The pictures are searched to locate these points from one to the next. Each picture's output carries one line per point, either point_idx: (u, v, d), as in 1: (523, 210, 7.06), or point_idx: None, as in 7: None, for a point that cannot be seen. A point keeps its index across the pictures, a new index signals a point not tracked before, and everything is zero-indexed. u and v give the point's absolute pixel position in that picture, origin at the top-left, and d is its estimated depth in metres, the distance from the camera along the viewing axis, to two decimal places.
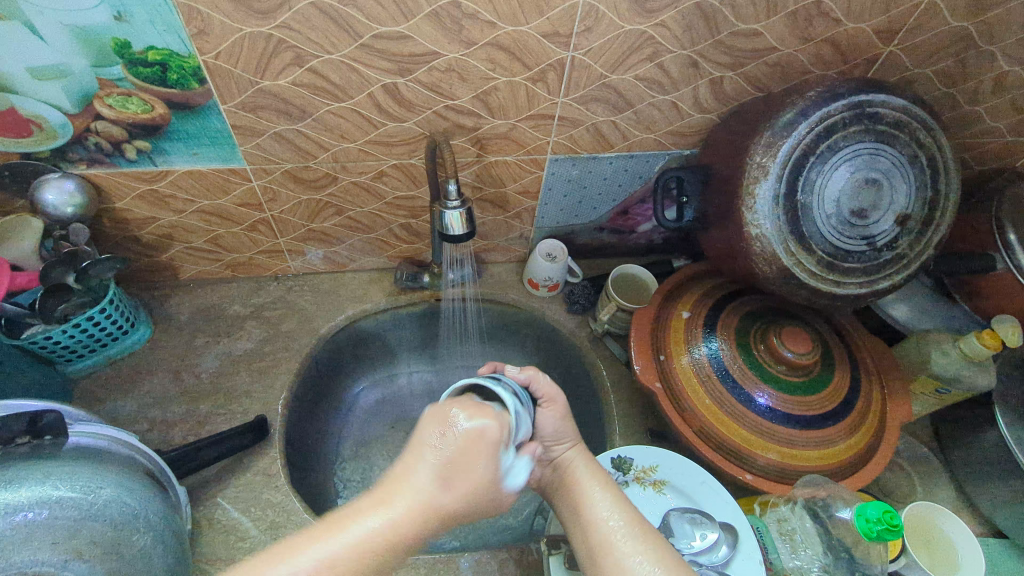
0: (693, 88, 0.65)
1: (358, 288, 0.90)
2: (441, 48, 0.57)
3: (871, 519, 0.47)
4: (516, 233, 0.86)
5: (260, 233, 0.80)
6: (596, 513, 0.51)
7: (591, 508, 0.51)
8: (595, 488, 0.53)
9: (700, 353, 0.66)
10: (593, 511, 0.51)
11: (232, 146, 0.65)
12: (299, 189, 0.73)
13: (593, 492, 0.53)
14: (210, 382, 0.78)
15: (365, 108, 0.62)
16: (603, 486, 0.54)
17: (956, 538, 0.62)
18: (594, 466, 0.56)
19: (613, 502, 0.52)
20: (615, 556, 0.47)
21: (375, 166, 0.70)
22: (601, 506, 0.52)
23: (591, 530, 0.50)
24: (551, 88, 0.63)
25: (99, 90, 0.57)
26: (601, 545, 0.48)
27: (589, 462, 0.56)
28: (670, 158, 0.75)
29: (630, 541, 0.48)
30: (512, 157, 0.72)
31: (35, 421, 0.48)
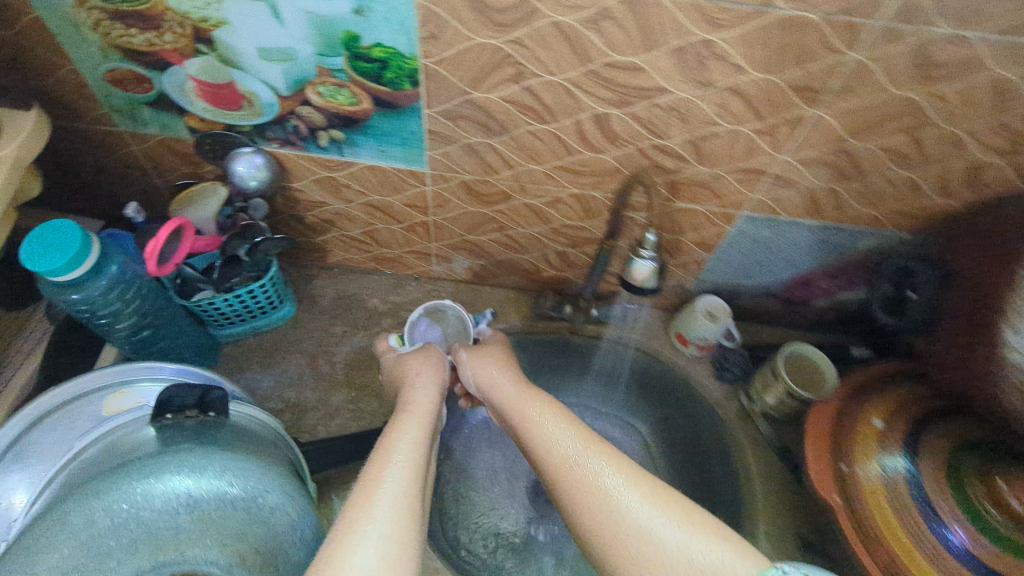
0: (945, 168, 0.56)
1: (495, 305, 0.87)
2: (672, 85, 0.51)
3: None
4: (673, 281, 0.80)
5: (416, 234, 0.79)
6: (604, 483, 0.49)
7: (591, 474, 0.50)
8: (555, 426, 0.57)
9: (894, 471, 0.56)
10: (601, 486, 0.48)
11: (419, 149, 0.64)
12: (470, 201, 0.70)
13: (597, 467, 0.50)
14: (341, 373, 0.78)
15: (567, 134, 0.58)
16: (593, 453, 0.52)
17: None
18: (573, 427, 0.57)
19: (607, 462, 0.51)
20: (638, 533, 0.44)
21: (554, 192, 0.66)
22: (607, 476, 0.49)
23: (601, 503, 0.47)
24: (776, 143, 0.56)
25: (315, 77, 0.57)
26: (619, 520, 0.45)
27: (569, 428, 0.57)
28: (881, 238, 0.65)
29: (648, 507, 0.46)
30: (703, 207, 0.65)
31: (203, 397, 0.53)
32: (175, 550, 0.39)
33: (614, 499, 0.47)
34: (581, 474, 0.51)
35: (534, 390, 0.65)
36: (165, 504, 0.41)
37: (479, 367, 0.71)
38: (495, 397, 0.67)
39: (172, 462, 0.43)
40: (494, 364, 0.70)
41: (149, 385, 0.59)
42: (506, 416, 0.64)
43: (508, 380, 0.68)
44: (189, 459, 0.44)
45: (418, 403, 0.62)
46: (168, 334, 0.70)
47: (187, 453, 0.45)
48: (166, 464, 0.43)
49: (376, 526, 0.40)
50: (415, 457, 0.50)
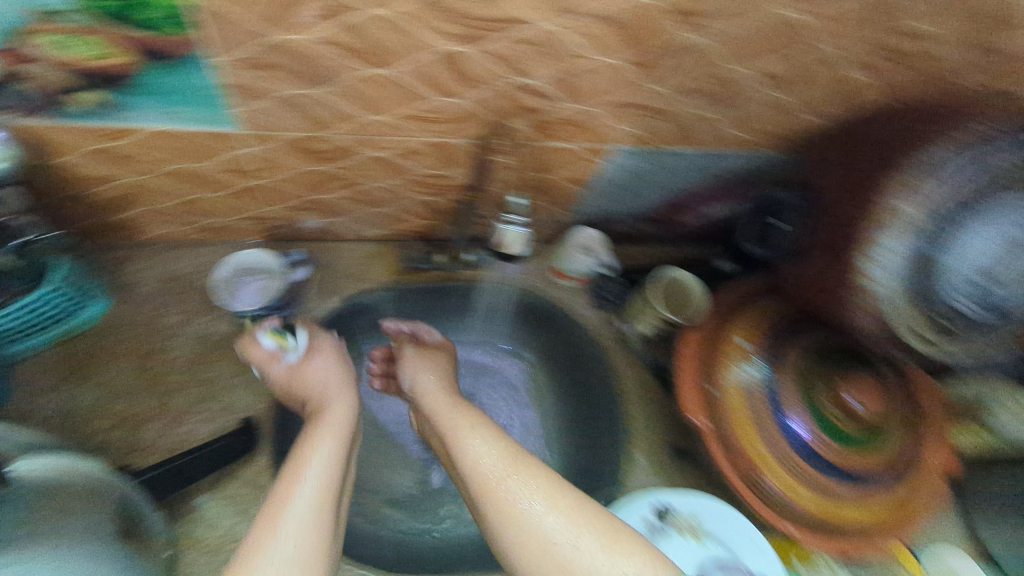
0: (813, 89, 0.53)
1: (361, 262, 0.78)
2: (530, 15, 0.41)
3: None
4: (548, 216, 0.76)
5: (247, 200, 0.65)
6: (478, 460, 0.58)
7: (469, 454, 0.59)
8: (476, 444, 0.60)
9: (752, 380, 0.64)
10: (481, 476, 0.56)
11: (219, 107, 0.48)
12: (301, 159, 0.57)
13: (479, 449, 0.59)
14: (188, 370, 0.67)
15: (407, 77, 0.47)
16: (479, 435, 0.61)
17: None
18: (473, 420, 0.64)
19: (486, 442, 0.60)
20: (492, 494, 0.54)
21: (404, 142, 0.56)
22: (477, 445, 0.59)
23: (473, 478, 0.56)
24: (648, 74, 0.49)
25: (34, 25, 0.39)
26: (482, 488, 0.55)
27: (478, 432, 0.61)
28: (751, 159, 0.64)
29: (525, 488, 0.53)
30: (573, 145, 0.59)
31: None
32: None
33: (495, 496, 0.53)
34: (482, 476, 0.56)
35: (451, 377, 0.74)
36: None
37: (416, 369, 0.73)
38: (313, 382, 0.68)
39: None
40: (429, 378, 0.72)
41: None
42: (331, 396, 0.67)
43: (433, 381, 0.72)
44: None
45: (313, 407, 0.65)
46: None
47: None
48: None
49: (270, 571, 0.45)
50: (328, 458, 0.58)
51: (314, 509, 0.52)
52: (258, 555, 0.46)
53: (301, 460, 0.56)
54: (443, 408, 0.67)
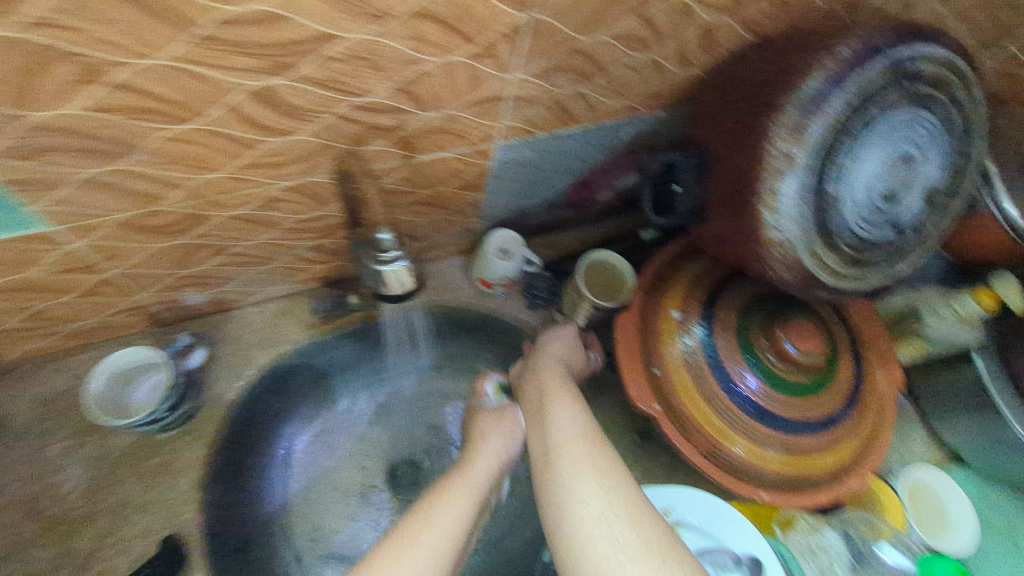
0: (681, 41, 0.49)
1: (267, 323, 0.70)
2: (335, 29, 0.35)
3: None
4: (457, 228, 0.70)
5: (106, 294, 0.56)
6: (559, 434, 0.53)
7: (552, 426, 0.54)
8: (570, 425, 0.54)
9: (692, 344, 0.61)
10: (559, 447, 0.51)
11: (12, 209, 0.41)
12: (147, 237, 0.50)
13: (564, 423, 0.54)
14: (89, 503, 0.58)
15: (225, 126, 0.40)
16: (570, 405, 0.57)
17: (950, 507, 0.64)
18: (558, 386, 0.60)
19: (576, 416, 0.55)
20: (559, 483, 0.48)
21: (260, 193, 0.49)
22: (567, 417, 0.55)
23: (556, 448, 0.51)
24: (500, 64, 0.44)
25: None
26: (553, 465, 0.50)
27: (567, 400, 0.57)
28: (641, 124, 0.61)
29: (588, 470, 0.48)
30: (449, 153, 0.53)
31: None
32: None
33: (564, 481, 0.48)
34: (567, 446, 0.51)
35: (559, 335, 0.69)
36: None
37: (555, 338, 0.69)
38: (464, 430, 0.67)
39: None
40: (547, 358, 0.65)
41: None
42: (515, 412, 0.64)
43: (555, 365, 0.64)
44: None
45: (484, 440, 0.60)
46: None
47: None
48: None
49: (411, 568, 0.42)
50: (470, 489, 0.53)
51: (438, 533, 0.46)
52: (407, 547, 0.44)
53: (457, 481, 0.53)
54: (545, 377, 0.62)
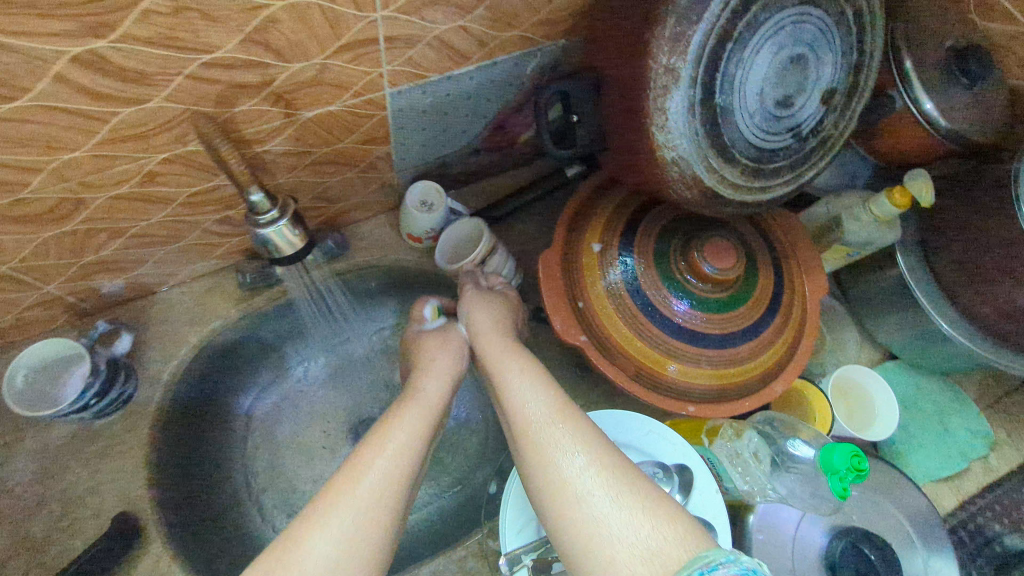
0: None
1: (195, 303, 0.69)
2: None
3: (841, 472, 0.43)
4: (374, 185, 0.68)
5: (7, 290, 0.55)
6: (520, 398, 0.50)
7: (513, 390, 0.52)
8: (532, 390, 0.51)
9: (615, 278, 0.61)
10: (524, 418, 0.48)
11: None
12: (27, 228, 0.48)
13: (523, 389, 0.51)
14: (36, 496, 0.59)
15: (63, 98, 0.38)
16: (522, 368, 0.54)
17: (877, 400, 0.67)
18: (514, 352, 0.57)
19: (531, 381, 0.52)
20: (533, 445, 0.46)
21: (136, 169, 0.47)
22: (522, 383, 0.52)
23: (519, 417, 0.49)
24: (359, 3, 0.41)
25: None
26: (523, 428, 0.48)
27: (519, 365, 0.54)
28: (543, 55, 0.58)
29: (558, 431, 0.46)
30: (336, 106, 0.51)
31: None
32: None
33: (539, 441, 0.46)
34: (531, 414, 0.48)
35: (502, 300, 0.65)
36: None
37: (474, 305, 0.63)
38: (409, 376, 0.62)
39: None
40: (489, 326, 0.61)
41: None
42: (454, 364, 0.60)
43: (487, 335, 0.60)
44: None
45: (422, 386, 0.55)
46: None
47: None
48: None
49: (348, 514, 0.39)
50: (412, 433, 0.47)
51: (379, 486, 0.42)
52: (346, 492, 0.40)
53: (393, 427, 0.47)
54: (500, 342, 0.59)
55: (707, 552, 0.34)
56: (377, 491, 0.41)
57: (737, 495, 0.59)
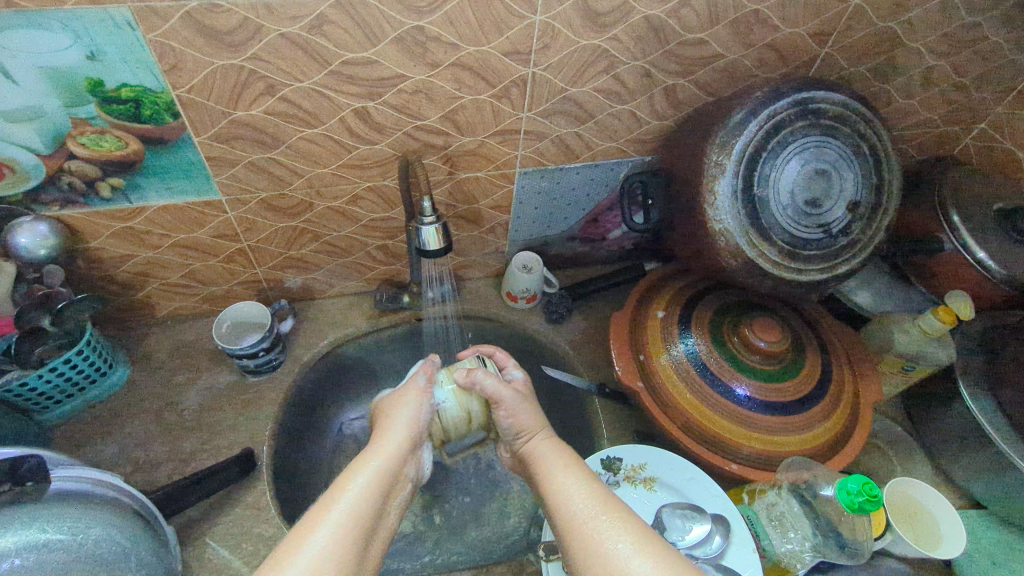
0: (649, 96, 0.69)
1: (339, 312, 0.90)
2: (407, 71, 0.59)
3: (853, 491, 0.49)
4: (491, 248, 0.89)
5: (238, 264, 0.80)
6: (565, 494, 0.49)
7: (557, 484, 0.51)
8: (569, 479, 0.51)
9: (677, 349, 0.69)
10: (566, 505, 0.48)
11: (206, 178, 0.66)
12: (275, 217, 0.74)
13: (569, 485, 0.50)
14: (194, 419, 0.77)
15: (336, 132, 0.64)
16: (570, 471, 0.52)
17: (948, 536, 0.62)
18: (559, 451, 0.56)
19: (578, 481, 0.50)
20: (576, 528, 0.46)
21: (350, 190, 0.72)
22: (570, 484, 0.50)
23: (558, 512, 0.48)
24: (514, 104, 0.66)
25: (72, 129, 0.57)
26: (568, 523, 0.47)
27: (573, 471, 0.52)
28: (633, 165, 0.79)
29: (606, 523, 0.45)
30: (482, 173, 0.75)
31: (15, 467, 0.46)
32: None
33: (580, 533, 0.45)
34: (571, 512, 0.47)
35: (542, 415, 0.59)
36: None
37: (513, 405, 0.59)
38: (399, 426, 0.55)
39: None
40: (549, 449, 0.56)
41: None
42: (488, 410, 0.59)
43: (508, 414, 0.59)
44: None
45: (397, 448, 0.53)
46: None
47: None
48: None
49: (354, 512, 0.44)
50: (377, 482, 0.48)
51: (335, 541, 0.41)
52: (326, 518, 0.42)
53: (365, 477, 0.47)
54: (566, 469, 0.52)
55: None
56: (349, 521, 0.43)
57: (774, 560, 0.60)
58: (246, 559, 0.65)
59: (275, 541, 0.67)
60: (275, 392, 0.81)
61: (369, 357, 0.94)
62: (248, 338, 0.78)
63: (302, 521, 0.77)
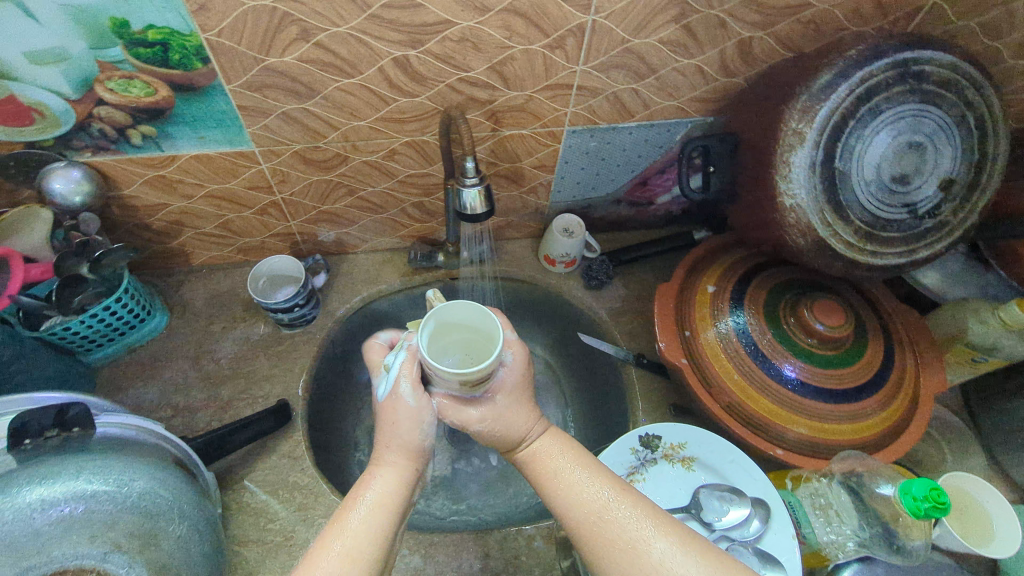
0: (720, 50, 0.61)
1: (371, 268, 0.89)
2: (454, 16, 0.53)
3: (919, 497, 0.47)
4: (530, 208, 0.85)
5: (271, 216, 0.78)
6: (581, 492, 0.47)
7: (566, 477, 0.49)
8: (578, 473, 0.49)
9: (726, 327, 0.65)
10: (583, 502, 0.47)
11: (239, 128, 0.63)
12: (309, 170, 0.71)
13: (579, 476, 0.49)
14: (230, 368, 0.78)
15: (375, 83, 0.59)
16: (579, 464, 0.50)
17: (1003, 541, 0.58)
18: (561, 442, 0.52)
19: (593, 477, 0.49)
20: (605, 527, 0.45)
21: (387, 144, 0.68)
22: (582, 478, 0.48)
23: (580, 510, 0.46)
24: (569, 55, 0.60)
25: (99, 73, 0.54)
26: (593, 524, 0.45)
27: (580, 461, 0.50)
28: (692, 126, 0.72)
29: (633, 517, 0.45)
30: (527, 130, 0.69)
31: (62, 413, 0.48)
32: (39, 554, 0.40)
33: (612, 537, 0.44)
34: (589, 509, 0.46)
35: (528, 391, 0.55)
36: (17, 514, 0.41)
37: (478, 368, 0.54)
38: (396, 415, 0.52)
39: (18, 480, 0.42)
40: (554, 439, 0.52)
41: None
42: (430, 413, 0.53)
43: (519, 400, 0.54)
44: (35, 474, 0.43)
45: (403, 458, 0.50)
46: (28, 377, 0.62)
47: (35, 468, 0.44)
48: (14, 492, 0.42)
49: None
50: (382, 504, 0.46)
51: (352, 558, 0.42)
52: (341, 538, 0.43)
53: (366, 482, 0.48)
54: (574, 460, 0.50)
55: None
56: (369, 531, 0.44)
57: (815, 547, 0.59)
58: (283, 506, 0.67)
59: (310, 490, 0.68)
60: (308, 345, 0.81)
61: (400, 312, 0.92)
62: (284, 292, 0.78)
63: (336, 470, 0.79)
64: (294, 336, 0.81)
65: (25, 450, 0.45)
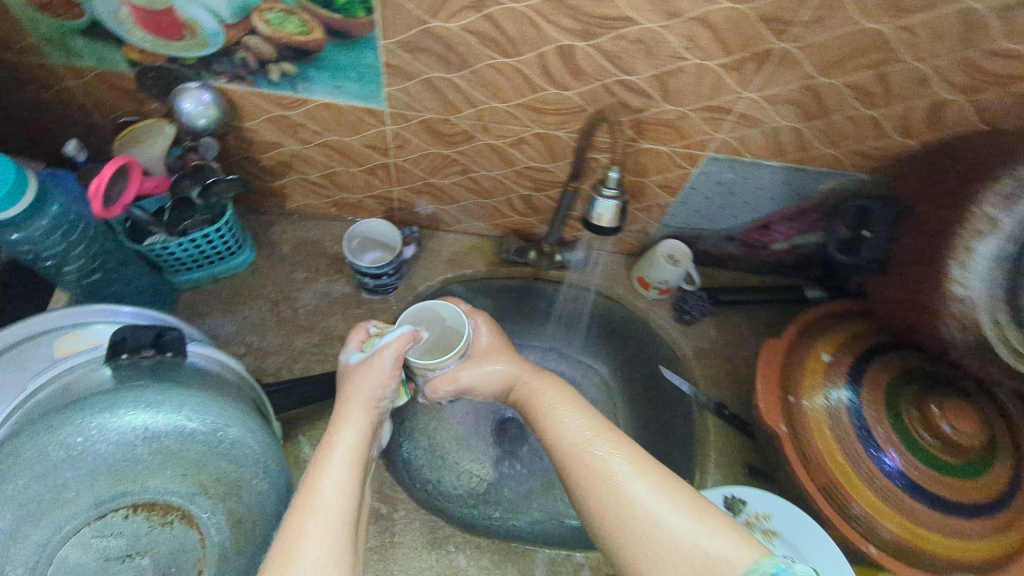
0: (908, 107, 0.56)
1: (459, 250, 0.86)
2: (638, 15, 0.49)
3: None
4: (637, 226, 0.80)
5: (377, 178, 0.76)
6: (598, 457, 0.48)
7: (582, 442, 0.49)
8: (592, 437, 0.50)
9: (837, 400, 0.60)
10: (601, 466, 0.47)
11: (377, 85, 0.61)
12: (431, 141, 0.68)
13: (596, 440, 0.49)
14: (305, 320, 0.77)
15: (530, 68, 0.56)
16: (595, 429, 0.50)
17: None
18: (576, 407, 0.54)
19: (610, 444, 0.49)
20: (620, 492, 0.45)
21: (518, 132, 0.65)
22: (595, 443, 0.49)
23: (597, 475, 0.47)
24: (743, 80, 0.55)
25: (261, 3, 0.52)
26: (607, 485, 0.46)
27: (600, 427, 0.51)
28: (841, 180, 0.66)
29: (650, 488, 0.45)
30: (667, 147, 0.65)
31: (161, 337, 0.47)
32: (136, 482, 0.42)
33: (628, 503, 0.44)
34: (607, 472, 0.46)
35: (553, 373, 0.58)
36: (122, 437, 0.41)
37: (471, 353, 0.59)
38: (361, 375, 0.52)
39: (124, 400, 0.43)
40: (568, 407, 0.54)
41: (107, 328, 0.53)
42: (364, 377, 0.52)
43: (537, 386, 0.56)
44: (142, 397, 0.44)
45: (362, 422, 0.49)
46: (115, 279, 0.65)
47: (142, 392, 0.44)
48: (116, 414, 0.42)
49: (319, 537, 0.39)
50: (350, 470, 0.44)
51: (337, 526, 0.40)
52: (320, 509, 0.41)
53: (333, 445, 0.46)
54: (591, 424, 0.51)
55: (760, 564, 0.40)
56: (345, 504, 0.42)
57: None
58: None
59: None
60: (385, 314, 0.79)
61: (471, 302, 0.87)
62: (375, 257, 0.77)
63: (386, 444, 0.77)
64: (372, 302, 0.79)
65: (124, 363, 0.46)
